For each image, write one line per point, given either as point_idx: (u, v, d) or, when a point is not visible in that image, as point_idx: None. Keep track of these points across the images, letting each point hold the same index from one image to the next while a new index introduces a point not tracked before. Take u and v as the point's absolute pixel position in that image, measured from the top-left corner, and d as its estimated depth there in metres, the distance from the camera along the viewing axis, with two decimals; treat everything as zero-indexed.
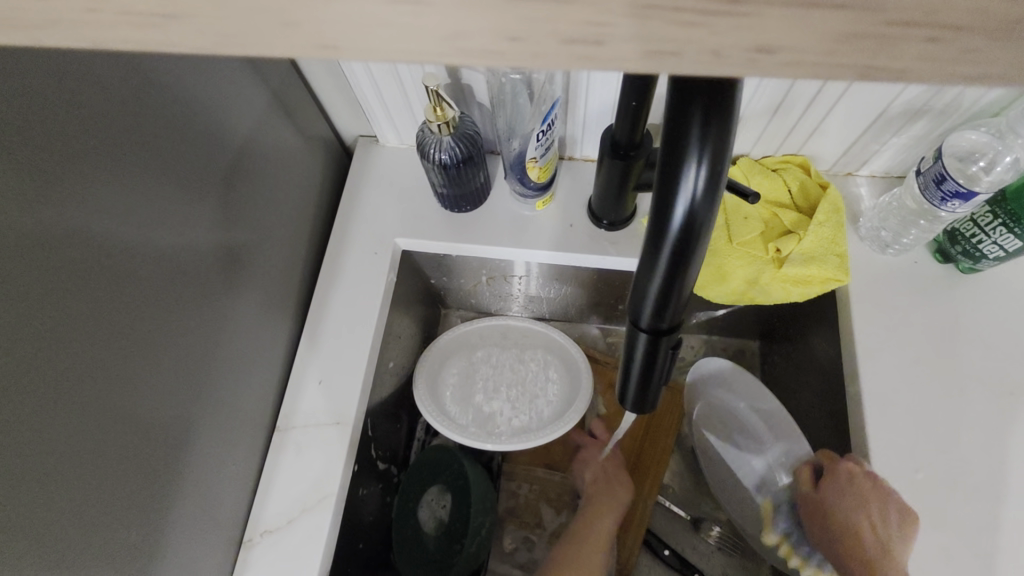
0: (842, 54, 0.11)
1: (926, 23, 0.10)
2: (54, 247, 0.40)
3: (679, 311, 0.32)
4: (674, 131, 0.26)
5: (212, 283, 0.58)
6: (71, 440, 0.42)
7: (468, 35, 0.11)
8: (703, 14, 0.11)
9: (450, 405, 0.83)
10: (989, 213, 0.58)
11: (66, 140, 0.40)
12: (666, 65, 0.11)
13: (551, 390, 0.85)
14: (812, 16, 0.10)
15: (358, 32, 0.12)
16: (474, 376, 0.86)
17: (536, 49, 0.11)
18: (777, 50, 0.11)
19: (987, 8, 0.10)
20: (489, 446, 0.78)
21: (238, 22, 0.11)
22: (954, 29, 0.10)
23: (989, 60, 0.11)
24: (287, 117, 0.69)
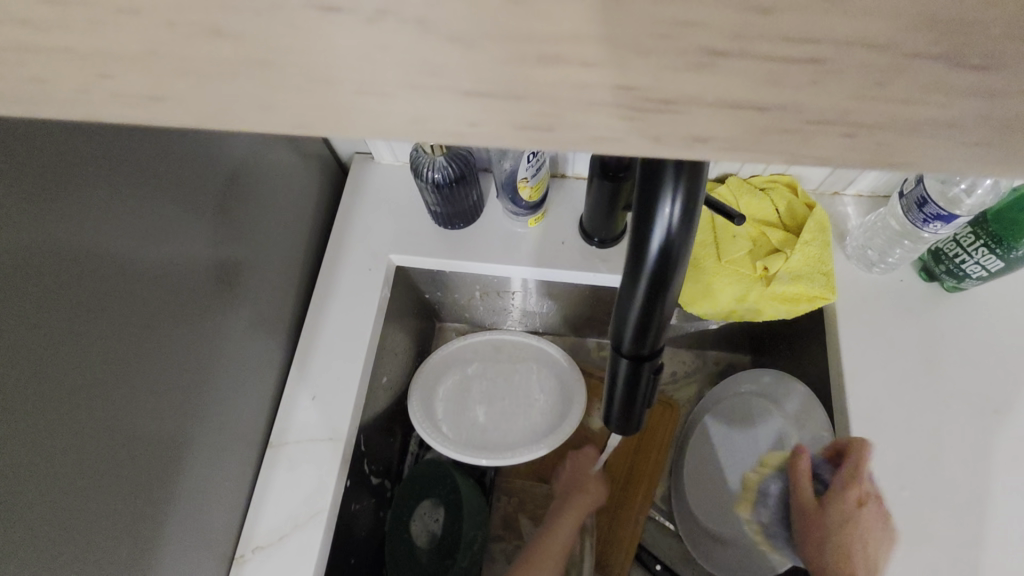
0: (769, 145, 0.12)
1: (844, 120, 0.11)
2: (51, 271, 0.41)
3: (659, 337, 0.33)
4: (649, 168, 0.27)
5: (206, 301, 0.59)
6: (66, 461, 0.43)
7: (429, 121, 0.12)
8: (644, 109, 0.11)
9: (444, 420, 0.84)
10: (971, 234, 0.59)
11: (65, 166, 0.41)
12: (613, 151, 0.12)
13: (544, 405, 0.86)
14: (741, 112, 0.11)
15: (328, 114, 0.12)
16: (468, 390, 0.87)
17: (494, 134, 0.12)
18: (712, 140, 0.12)
19: (896, 110, 0.11)
20: (482, 460, 0.79)
21: (217, 104, 0.12)
22: (870, 126, 0.11)
23: (910, 150, 0.12)
24: (282, 136, 0.70)
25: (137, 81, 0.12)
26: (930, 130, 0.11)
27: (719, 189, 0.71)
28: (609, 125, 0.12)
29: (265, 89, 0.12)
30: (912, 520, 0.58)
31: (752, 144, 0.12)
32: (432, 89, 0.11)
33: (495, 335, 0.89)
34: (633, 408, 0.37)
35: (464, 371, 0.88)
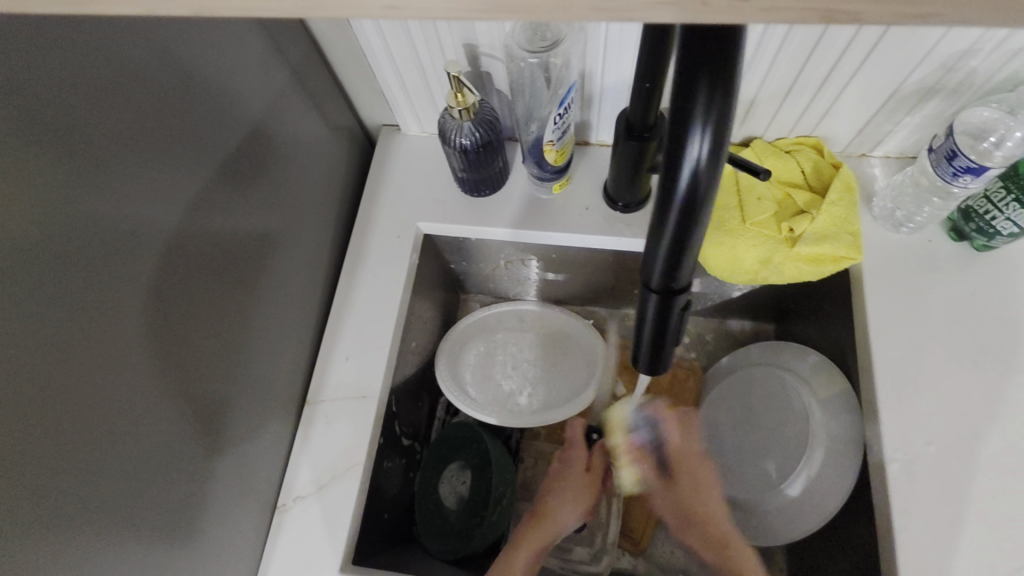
0: None
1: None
2: (109, 223, 0.44)
3: (687, 273, 0.34)
4: (679, 101, 0.28)
5: (245, 261, 0.61)
6: (120, 401, 0.46)
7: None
8: None
9: (470, 385, 0.86)
10: (1002, 189, 0.59)
11: (117, 124, 0.44)
12: None
13: (568, 372, 0.88)
14: None
15: None
16: (493, 356, 0.89)
17: None
18: None
19: None
20: (509, 423, 0.81)
21: None
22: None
23: None
24: (314, 106, 0.73)
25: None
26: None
27: (743, 152, 0.71)
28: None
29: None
30: (935, 474, 0.58)
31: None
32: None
33: (519, 305, 0.90)
34: (662, 346, 0.39)
35: (489, 339, 0.91)
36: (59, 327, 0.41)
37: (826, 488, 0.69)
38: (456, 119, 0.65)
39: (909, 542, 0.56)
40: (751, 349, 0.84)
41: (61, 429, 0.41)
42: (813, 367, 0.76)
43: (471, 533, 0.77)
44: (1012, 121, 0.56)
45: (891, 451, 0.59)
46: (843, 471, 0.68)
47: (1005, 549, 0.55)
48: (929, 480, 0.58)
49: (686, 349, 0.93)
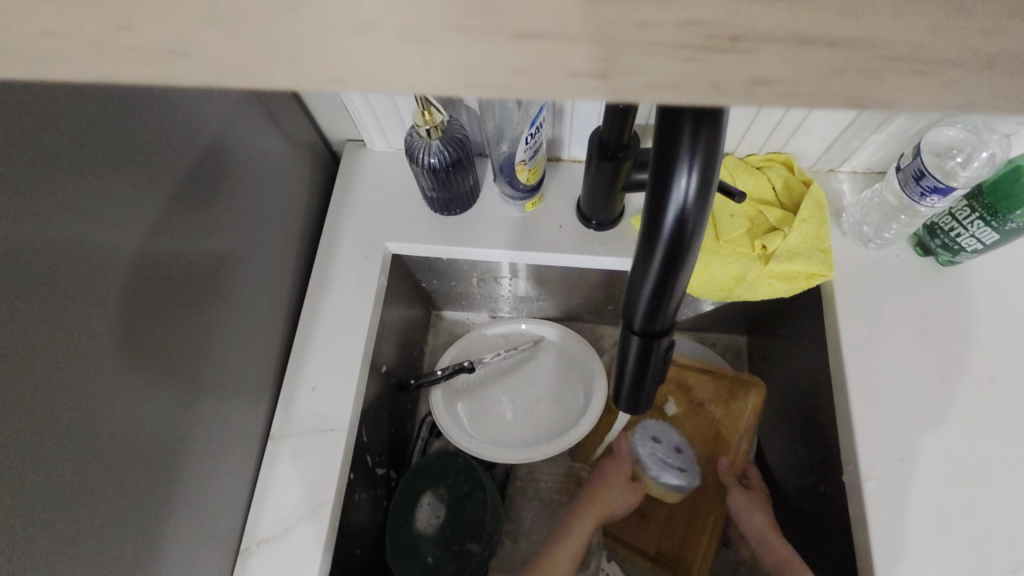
0: None
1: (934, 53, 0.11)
2: (50, 264, 0.40)
3: (670, 314, 0.33)
4: (665, 140, 0.26)
5: (202, 292, 0.57)
6: (66, 454, 0.41)
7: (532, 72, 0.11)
8: None
9: (459, 402, 0.87)
10: (966, 208, 0.60)
11: (53, 154, 0.40)
12: None
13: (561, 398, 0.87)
14: None
15: None
16: (479, 392, 0.88)
17: None
18: None
19: None
20: (484, 449, 0.81)
21: None
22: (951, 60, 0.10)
23: None
24: (272, 123, 0.69)
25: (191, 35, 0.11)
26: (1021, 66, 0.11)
27: None
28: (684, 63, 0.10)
29: (323, 47, 0.11)
30: (912, 490, 0.58)
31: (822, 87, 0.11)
32: (531, 38, 0.10)
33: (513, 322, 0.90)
34: (641, 387, 0.38)
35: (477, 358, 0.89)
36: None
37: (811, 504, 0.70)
38: (423, 139, 0.63)
39: (887, 561, 0.56)
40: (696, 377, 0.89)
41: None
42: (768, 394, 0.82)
43: (465, 563, 0.76)
44: (976, 141, 0.58)
45: (868, 468, 0.59)
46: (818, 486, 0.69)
47: (981, 563, 0.55)
48: (906, 496, 0.58)
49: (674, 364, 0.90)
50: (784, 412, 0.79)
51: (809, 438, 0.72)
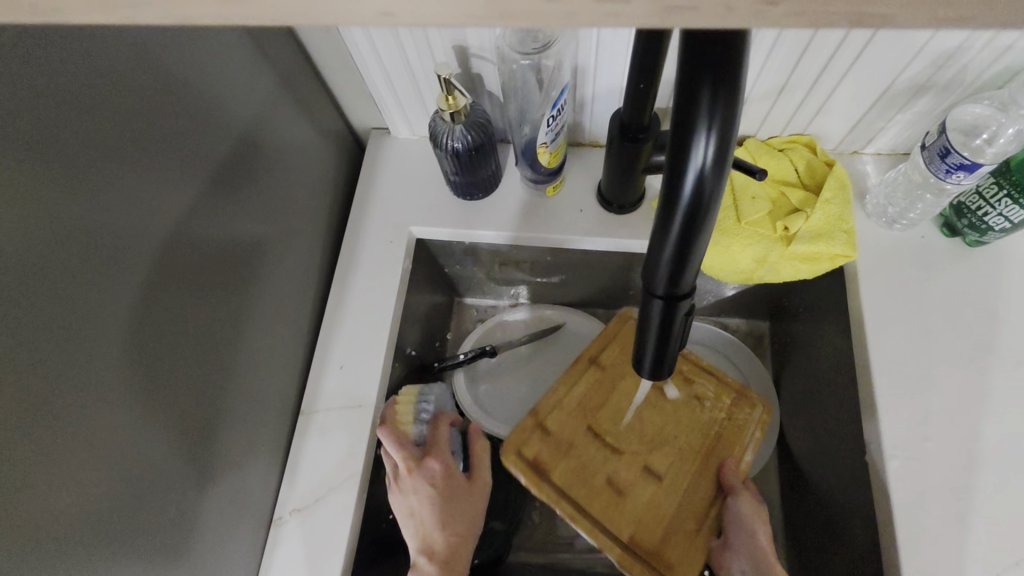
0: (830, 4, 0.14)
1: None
2: (96, 236, 0.42)
3: (690, 276, 0.33)
4: (685, 107, 0.27)
5: (234, 270, 0.60)
6: (108, 416, 0.44)
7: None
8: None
9: (482, 382, 0.89)
10: (993, 185, 0.59)
11: (98, 132, 0.42)
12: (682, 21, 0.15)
13: None
14: None
15: None
16: (501, 375, 0.90)
17: None
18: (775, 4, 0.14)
19: None
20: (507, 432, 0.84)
21: None
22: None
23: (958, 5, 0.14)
24: (301, 111, 0.71)
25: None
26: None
27: (737, 151, 0.71)
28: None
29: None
30: (936, 469, 0.58)
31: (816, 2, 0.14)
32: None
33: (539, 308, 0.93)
34: (664, 353, 0.39)
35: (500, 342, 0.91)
36: (43, 348, 0.39)
37: (832, 485, 0.69)
38: (447, 123, 0.65)
39: (910, 539, 0.56)
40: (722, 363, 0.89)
41: (45, 451, 0.39)
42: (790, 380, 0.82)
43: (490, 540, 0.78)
44: (1004, 118, 0.56)
45: (891, 448, 0.59)
46: (836, 468, 0.68)
47: (1007, 542, 0.55)
48: (930, 475, 0.58)
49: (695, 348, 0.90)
50: (804, 396, 0.79)
51: (830, 421, 0.71)
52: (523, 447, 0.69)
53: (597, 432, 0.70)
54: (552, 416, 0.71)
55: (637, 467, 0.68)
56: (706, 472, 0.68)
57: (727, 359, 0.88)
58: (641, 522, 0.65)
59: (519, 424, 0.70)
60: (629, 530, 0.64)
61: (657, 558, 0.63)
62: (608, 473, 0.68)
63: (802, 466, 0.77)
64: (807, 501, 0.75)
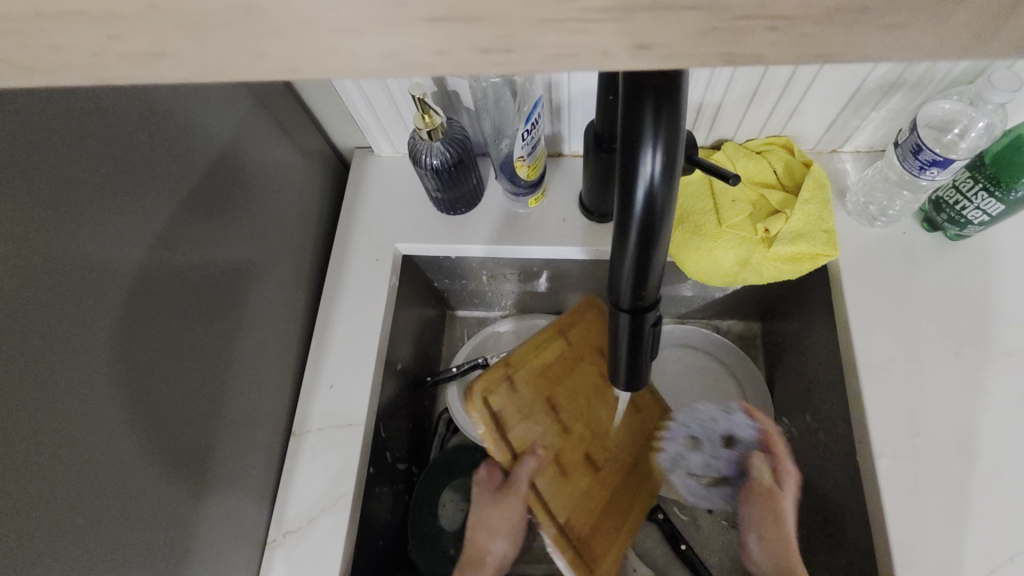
0: None
1: (766, 14, 0.11)
2: (76, 271, 0.43)
3: (654, 287, 0.34)
4: (629, 123, 0.27)
5: (220, 295, 0.60)
6: (93, 450, 0.44)
7: (453, 52, 0.12)
8: None
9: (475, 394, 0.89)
10: (969, 179, 0.60)
11: (73, 168, 0.43)
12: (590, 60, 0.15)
13: None
14: None
15: None
16: None
17: None
18: None
19: None
20: None
21: None
22: (790, 19, 0.11)
23: None
24: (283, 135, 0.72)
25: (166, 36, 0.12)
26: (843, 19, 0.11)
27: (715, 155, 0.71)
28: (566, 39, 0.12)
29: (278, 42, 0.12)
30: (926, 467, 0.58)
31: (693, 46, 0.12)
32: (442, 21, 0.12)
33: (530, 317, 0.93)
34: (638, 362, 0.39)
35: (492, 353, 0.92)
36: (26, 385, 0.39)
37: (827, 483, 0.69)
38: (425, 141, 0.65)
39: (904, 539, 0.55)
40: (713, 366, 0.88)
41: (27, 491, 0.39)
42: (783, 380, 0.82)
43: None
44: (975, 112, 0.57)
45: (880, 446, 0.59)
46: (830, 467, 0.68)
47: (1000, 537, 0.54)
48: (921, 473, 0.57)
49: (688, 351, 0.90)
50: (796, 395, 0.79)
51: (821, 420, 0.71)
52: (489, 395, 0.69)
53: (553, 407, 0.71)
54: (523, 372, 0.71)
55: (583, 452, 0.71)
56: (641, 480, 0.72)
57: (719, 361, 0.88)
58: (578, 507, 0.68)
59: (489, 372, 0.69)
60: (564, 514, 0.68)
61: (584, 547, 0.67)
62: (556, 451, 0.70)
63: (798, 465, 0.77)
64: (804, 501, 0.74)
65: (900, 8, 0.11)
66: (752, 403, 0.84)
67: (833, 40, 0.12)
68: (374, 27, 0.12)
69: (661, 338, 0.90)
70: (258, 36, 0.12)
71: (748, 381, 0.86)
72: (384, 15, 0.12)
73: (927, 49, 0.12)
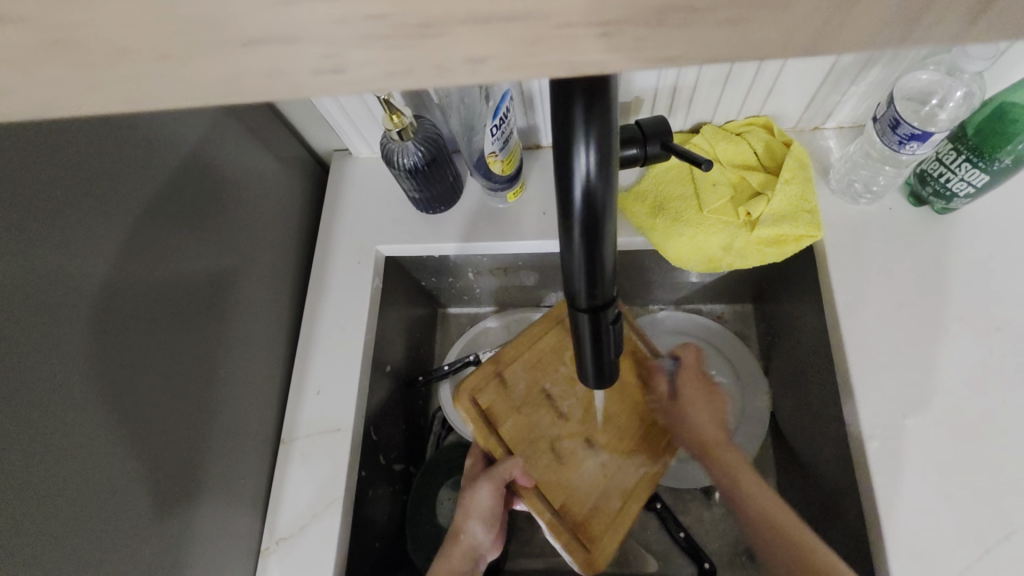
0: None
1: (600, 22, 0.12)
2: (50, 288, 0.43)
3: (607, 284, 0.33)
4: (560, 119, 0.27)
5: (201, 307, 0.60)
6: (76, 465, 0.44)
7: (284, 72, 0.12)
8: None
9: None
10: (952, 151, 0.58)
11: (38, 188, 0.43)
12: None
13: None
14: None
15: None
16: None
17: None
18: None
19: None
20: None
21: None
22: (624, 25, 0.12)
23: None
24: (258, 143, 0.72)
25: None
26: (678, 19, 0.12)
27: (693, 139, 0.70)
28: (390, 57, 0.12)
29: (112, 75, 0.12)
30: (916, 447, 0.57)
31: (530, 56, 0.12)
32: (260, 45, 0.12)
33: (521, 312, 0.93)
34: (603, 360, 0.38)
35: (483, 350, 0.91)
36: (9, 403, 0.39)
37: (823, 467, 0.68)
38: (396, 141, 0.64)
39: (897, 520, 0.54)
40: (707, 352, 0.87)
41: (12, 504, 0.39)
42: (778, 363, 0.81)
43: None
44: (951, 82, 0.57)
45: (869, 428, 0.58)
46: (824, 450, 0.68)
47: (994, 515, 0.53)
48: (912, 453, 0.56)
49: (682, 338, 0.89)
50: (790, 379, 0.78)
51: (814, 403, 0.70)
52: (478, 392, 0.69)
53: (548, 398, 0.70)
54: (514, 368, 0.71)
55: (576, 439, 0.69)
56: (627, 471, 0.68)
57: (712, 345, 0.87)
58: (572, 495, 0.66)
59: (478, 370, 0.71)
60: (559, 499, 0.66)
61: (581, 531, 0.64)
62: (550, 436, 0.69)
63: (794, 448, 0.76)
64: (802, 488, 0.73)
65: (736, 4, 0.11)
66: (747, 388, 0.83)
67: (676, 41, 0.12)
68: (193, 54, 0.12)
69: (653, 326, 0.89)
70: (89, 70, 0.12)
71: (742, 366, 0.85)
72: (199, 41, 0.12)
73: (775, 46, 0.12)
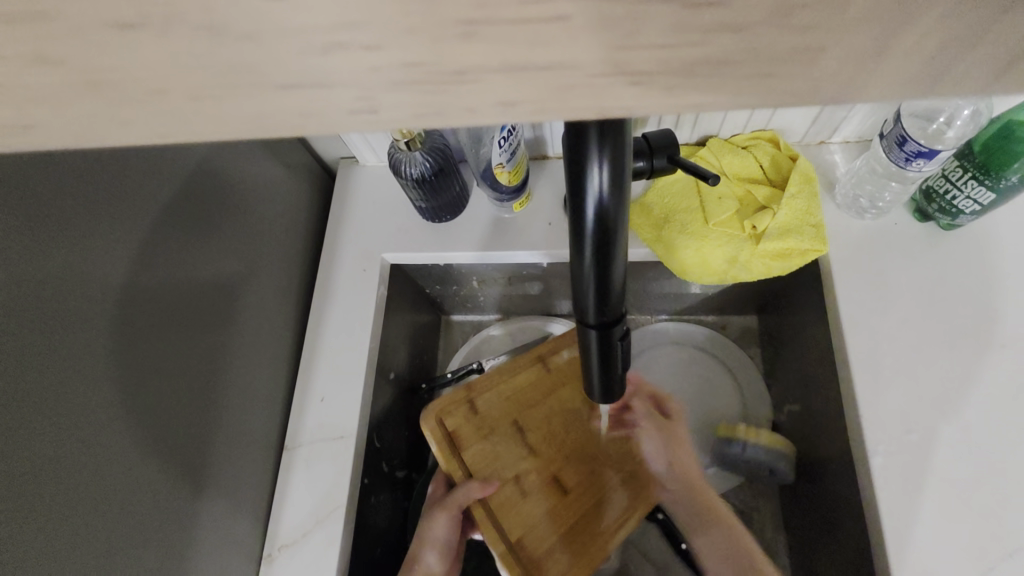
0: None
1: (630, 70, 0.12)
2: (68, 293, 0.43)
3: (617, 301, 0.33)
4: (574, 138, 0.27)
5: (209, 312, 0.60)
6: (87, 470, 0.44)
7: (317, 111, 0.13)
8: None
9: None
10: (958, 168, 0.58)
11: (58, 193, 0.43)
12: None
13: None
14: None
15: None
16: None
17: None
18: None
19: None
20: None
21: None
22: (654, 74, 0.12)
23: None
24: (267, 150, 0.73)
25: (26, 109, 0.12)
26: (707, 70, 0.12)
27: (699, 152, 0.71)
28: (422, 100, 0.12)
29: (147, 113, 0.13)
30: (920, 462, 0.57)
31: (560, 101, 0.12)
32: (295, 87, 0.12)
33: (525, 320, 0.93)
34: (611, 374, 0.38)
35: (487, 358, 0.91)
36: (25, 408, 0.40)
37: (825, 480, 0.68)
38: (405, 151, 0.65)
39: (900, 536, 0.54)
40: (710, 362, 0.87)
41: (23, 508, 0.39)
42: (781, 375, 0.81)
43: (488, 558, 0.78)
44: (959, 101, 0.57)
45: (874, 442, 0.58)
46: (827, 463, 0.67)
47: (996, 531, 0.53)
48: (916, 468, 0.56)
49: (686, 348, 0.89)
50: (793, 391, 0.78)
51: (817, 416, 0.70)
52: (446, 415, 0.68)
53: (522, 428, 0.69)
54: (486, 395, 0.70)
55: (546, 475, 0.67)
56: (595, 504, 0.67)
57: (716, 356, 0.87)
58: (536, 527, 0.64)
59: (448, 394, 0.69)
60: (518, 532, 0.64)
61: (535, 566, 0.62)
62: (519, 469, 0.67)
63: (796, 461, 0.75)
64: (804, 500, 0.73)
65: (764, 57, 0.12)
66: (750, 400, 0.83)
67: (704, 90, 0.12)
68: (231, 95, 0.12)
69: (657, 336, 0.89)
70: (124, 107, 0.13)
71: (745, 378, 0.85)
72: (235, 82, 0.12)
73: (799, 95, 0.12)
